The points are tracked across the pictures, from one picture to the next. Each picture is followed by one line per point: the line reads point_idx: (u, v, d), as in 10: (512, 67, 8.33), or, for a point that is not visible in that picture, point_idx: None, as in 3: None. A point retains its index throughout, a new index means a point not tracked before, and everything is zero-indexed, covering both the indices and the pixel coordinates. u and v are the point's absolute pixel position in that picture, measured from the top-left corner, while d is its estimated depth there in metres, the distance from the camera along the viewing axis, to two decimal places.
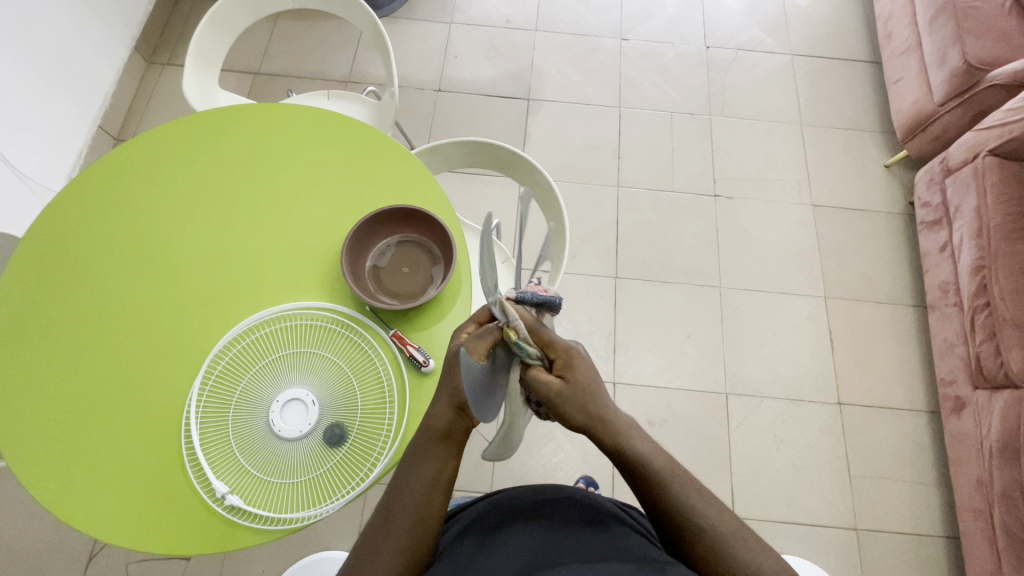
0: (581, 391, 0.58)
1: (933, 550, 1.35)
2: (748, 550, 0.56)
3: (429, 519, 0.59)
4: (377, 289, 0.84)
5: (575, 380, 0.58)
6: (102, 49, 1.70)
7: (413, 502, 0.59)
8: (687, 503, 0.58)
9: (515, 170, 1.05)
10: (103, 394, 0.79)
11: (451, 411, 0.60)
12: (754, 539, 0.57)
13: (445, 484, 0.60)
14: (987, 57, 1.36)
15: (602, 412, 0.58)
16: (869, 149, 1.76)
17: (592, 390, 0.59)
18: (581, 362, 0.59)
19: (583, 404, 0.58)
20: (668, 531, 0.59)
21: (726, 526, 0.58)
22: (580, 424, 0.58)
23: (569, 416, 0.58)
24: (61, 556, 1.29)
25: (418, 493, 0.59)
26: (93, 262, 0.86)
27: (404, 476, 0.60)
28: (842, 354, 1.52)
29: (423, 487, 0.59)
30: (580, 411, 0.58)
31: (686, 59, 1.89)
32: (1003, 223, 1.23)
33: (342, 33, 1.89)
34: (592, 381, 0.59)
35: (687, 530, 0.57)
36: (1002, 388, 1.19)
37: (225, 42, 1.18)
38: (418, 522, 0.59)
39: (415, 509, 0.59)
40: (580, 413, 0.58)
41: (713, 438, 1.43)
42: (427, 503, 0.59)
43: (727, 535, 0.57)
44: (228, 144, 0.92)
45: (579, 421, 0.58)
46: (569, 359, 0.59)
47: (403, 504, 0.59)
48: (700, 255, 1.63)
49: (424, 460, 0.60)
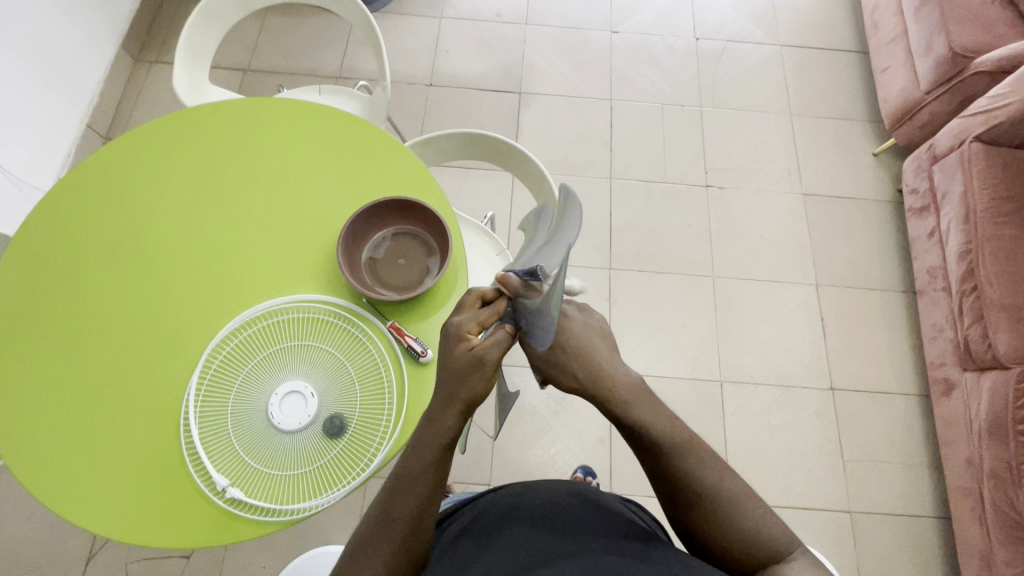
0: (566, 353, 0.62)
1: (924, 531, 1.37)
2: (748, 514, 0.58)
3: (427, 517, 0.60)
4: (374, 282, 0.84)
5: (559, 344, 0.61)
6: (88, 46, 1.68)
7: (410, 504, 0.58)
8: (690, 467, 0.60)
9: (509, 161, 1.05)
10: (100, 390, 0.79)
11: (458, 415, 0.58)
12: (756, 505, 0.59)
13: (441, 484, 0.60)
14: (971, 45, 1.38)
15: (594, 375, 0.62)
16: (858, 138, 1.78)
17: (579, 352, 0.62)
18: (565, 327, 0.62)
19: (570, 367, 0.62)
20: (672, 499, 0.62)
21: (730, 492, 0.59)
22: (573, 386, 0.62)
23: (559, 378, 0.63)
24: (59, 557, 1.28)
25: (418, 493, 0.58)
26: (85, 256, 0.85)
27: (401, 480, 0.59)
28: (833, 340, 1.54)
29: (421, 492, 0.59)
30: (570, 376, 0.62)
31: (676, 51, 1.90)
32: (989, 208, 1.26)
33: (331, 28, 1.88)
34: (577, 343, 0.62)
35: (690, 496, 0.60)
36: (991, 369, 1.22)
37: (215, 37, 1.17)
38: (416, 523, 0.59)
39: (414, 511, 0.58)
40: (569, 377, 0.62)
41: (708, 425, 1.45)
42: (425, 506, 0.59)
43: (730, 500, 0.59)
44: (219, 138, 0.91)
45: (568, 383, 0.62)
46: (559, 321, 0.62)
47: (402, 505, 0.58)
48: (693, 246, 1.64)
49: (422, 465, 0.59)
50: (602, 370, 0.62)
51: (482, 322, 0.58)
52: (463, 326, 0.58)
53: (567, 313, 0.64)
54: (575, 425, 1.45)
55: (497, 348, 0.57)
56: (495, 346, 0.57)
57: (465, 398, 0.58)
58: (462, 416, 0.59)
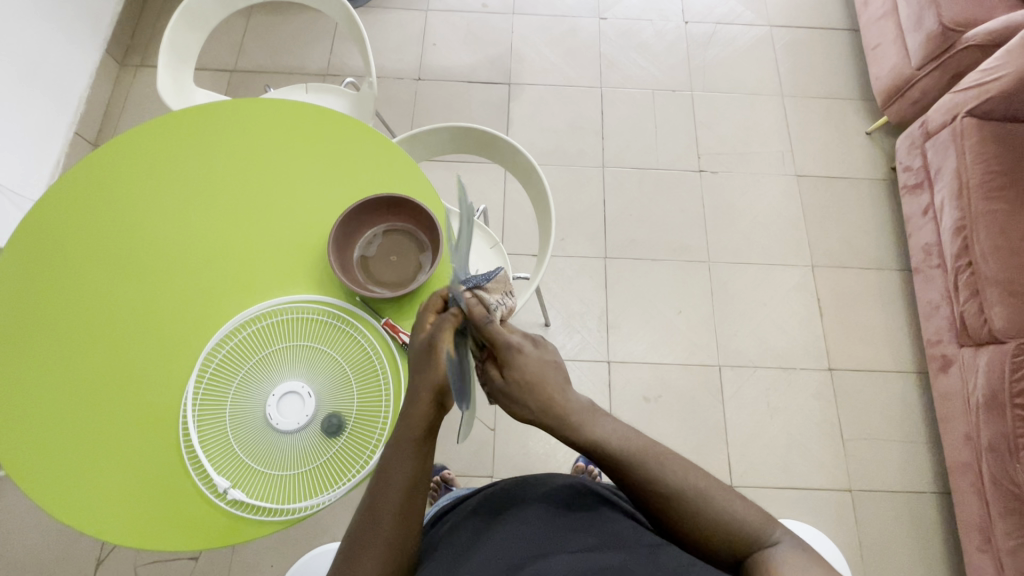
0: (519, 386, 0.59)
1: (924, 506, 1.39)
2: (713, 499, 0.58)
3: (413, 513, 0.60)
4: (367, 279, 0.84)
5: (511, 378, 0.59)
6: (72, 51, 1.67)
7: (394, 498, 0.59)
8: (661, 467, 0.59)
9: (497, 153, 1.05)
10: (100, 400, 0.79)
11: (427, 404, 0.59)
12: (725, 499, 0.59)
13: (423, 477, 0.60)
14: (961, 19, 1.37)
15: (551, 408, 0.59)
16: (850, 116, 1.77)
17: (534, 383, 0.59)
18: (521, 359, 0.58)
19: (522, 399, 0.59)
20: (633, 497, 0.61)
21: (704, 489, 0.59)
22: (528, 417, 0.60)
23: (513, 410, 0.60)
24: (69, 561, 1.30)
25: (401, 486, 0.59)
26: (77, 263, 0.85)
27: (382, 475, 0.60)
28: (830, 320, 1.55)
29: (403, 486, 0.59)
30: (522, 408, 0.59)
31: (666, 36, 1.89)
32: (982, 182, 1.25)
33: (317, 24, 1.86)
34: (532, 374, 0.59)
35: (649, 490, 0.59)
36: (987, 344, 1.22)
37: (197, 39, 1.16)
38: (403, 518, 0.59)
39: (400, 504, 0.59)
40: (523, 410, 0.59)
41: (708, 409, 1.46)
42: (409, 502, 0.59)
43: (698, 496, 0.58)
44: (205, 139, 0.91)
45: (523, 414, 0.60)
46: (510, 355, 0.59)
47: (388, 500, 0.59)
48: (688, 231, 1.64)
49: (403, 457, 0.60)
50: (556, 396, 0.59)
51: (434, 309, 0.62)
52: (421, 318, 0.62)
53: (521, 347, 0.59)
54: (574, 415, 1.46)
55: (443, 330, 0.58)
56: (439, 329, 0.58)
57: (436, 384, 0.59)
58: (435, 408, 0.60)
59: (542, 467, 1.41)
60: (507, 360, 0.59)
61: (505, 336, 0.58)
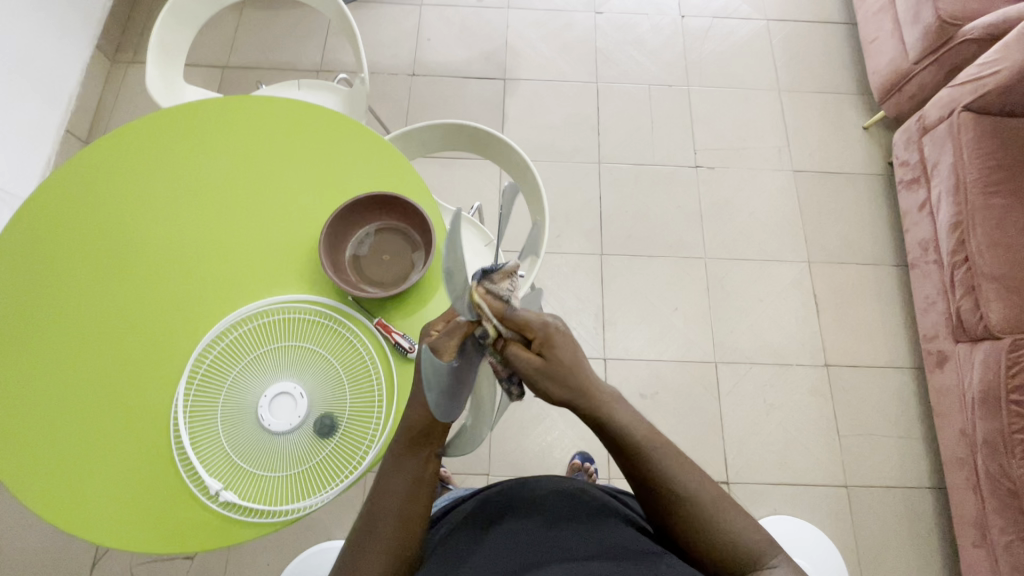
0: (561, 366, 0.56)
1: (919, 501, 1.39)
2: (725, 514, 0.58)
3: (414, 517, 0.59)
4: (359, 279, 0.84)
5: (552, 357, 0.55)
6: (62, 47, 1.65)
7: (395, 502, 0.59)
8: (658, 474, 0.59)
9: (491, 151, 1.04)
10: (91, 401, 0.78)
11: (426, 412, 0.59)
12: (733, 508, 0.59)
13: (425, 482, 0.60)
14: (959, 12, 1.36)
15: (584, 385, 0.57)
16: (847, 111, 1.76)
17: (573, 364, 0.56)
18: (561, 338, 0.56)
19: (561, 377, 0.56)
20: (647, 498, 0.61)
21: (708, 496, 0.59)
22: (562, 398, 0.57)
23: (547, 391, 0.56)
24: (66, 561, 1.30)
25: (401, 491, 0.59)
26: (67, 263, 0.84)
27: (382, 482, 0.59)
28: (827, 316, 1.54)
29: (404, 492, 0.59)
30: (560, 388, 0.56)
31: (662, 30, 1.87)
32: (979, 177, 1.25)
33: (310, 20, 1.84)
34: (574, 356, 0.56)
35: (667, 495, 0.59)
36: (983, 339, 1.22)
37: (188, 35, 1.15)
38: (405, 523, 0.59)
39: (401, 510, 0.58)
40: (562, 390, 0.56)
41: (704, 406, 1.46)
42: (410, 506, 0.59)
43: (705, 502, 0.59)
44: (193, 136, 0.90)
45: (557, 396, 0.56)
46: (549, 335, 0.55)
47: (387, 505, 0.58)
48: (685, 227, 1.63)
49: (405, 462, 0.59)
50: (590, 377, 0.57)
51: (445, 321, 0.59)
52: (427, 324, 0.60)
53: (557, 327, 0.56)
54: (571, 413, 1.46)
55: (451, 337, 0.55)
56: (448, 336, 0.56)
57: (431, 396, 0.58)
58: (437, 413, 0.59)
59: (539, 465, 1.40)
60: (546, 339, 0.55)
61: (540, 317, 0.55)
